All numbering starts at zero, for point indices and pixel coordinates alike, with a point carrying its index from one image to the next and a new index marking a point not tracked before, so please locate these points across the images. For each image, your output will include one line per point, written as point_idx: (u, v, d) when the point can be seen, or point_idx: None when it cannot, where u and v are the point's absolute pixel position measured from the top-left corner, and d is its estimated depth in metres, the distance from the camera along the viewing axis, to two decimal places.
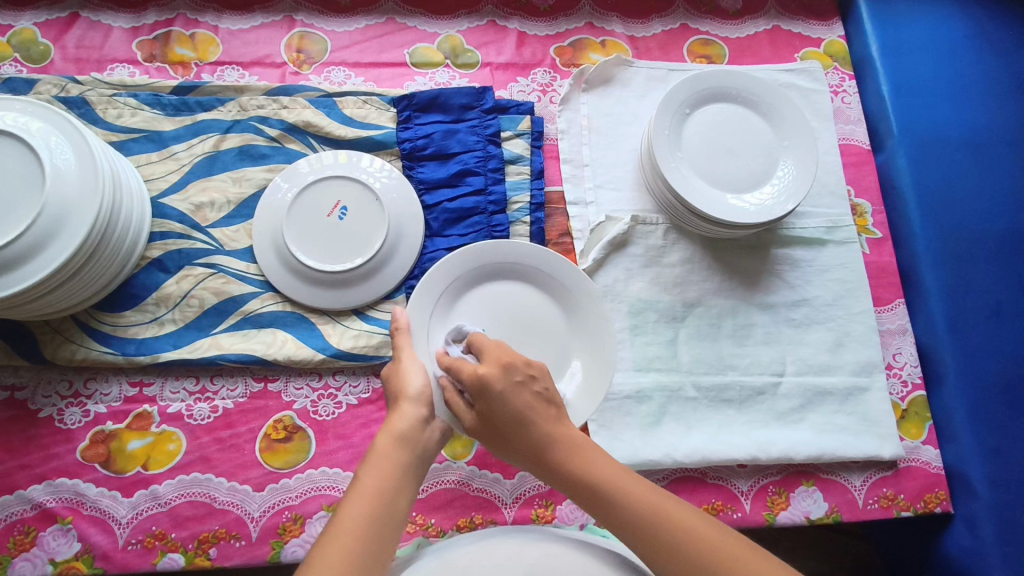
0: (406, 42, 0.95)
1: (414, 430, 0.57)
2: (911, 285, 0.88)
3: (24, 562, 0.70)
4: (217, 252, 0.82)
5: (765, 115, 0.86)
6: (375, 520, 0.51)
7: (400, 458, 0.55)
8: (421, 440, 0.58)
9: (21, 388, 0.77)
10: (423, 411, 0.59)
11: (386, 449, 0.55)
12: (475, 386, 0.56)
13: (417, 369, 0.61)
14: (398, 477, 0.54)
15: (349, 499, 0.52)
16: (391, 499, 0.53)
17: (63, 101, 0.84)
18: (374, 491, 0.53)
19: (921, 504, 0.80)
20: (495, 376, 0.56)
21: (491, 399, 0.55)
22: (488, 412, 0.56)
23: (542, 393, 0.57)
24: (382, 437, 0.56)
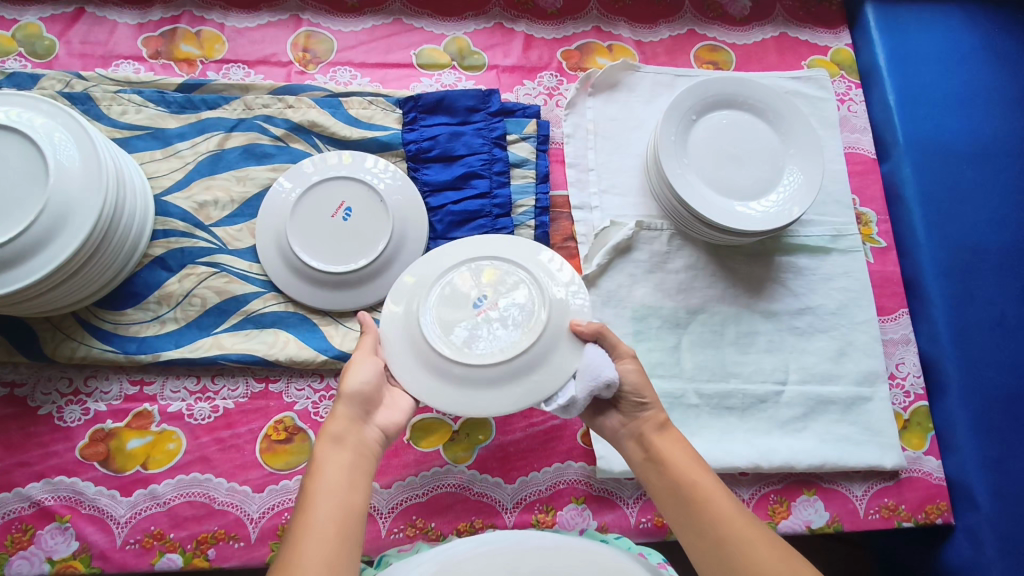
0: (413, 43, 0.95)
1: (349, 429, 0.60)
2: (915, 294, 0.88)
3: (21, 560, 0.70)
4: (220, 250, 0.81)
5: (772, 123, 0.86)
6: (330, 517, 0.52)
7: (344, 457, 0.57)
8: (358, 438, 0.59)
9: (21, 385, 0.76)
10: (358, 411, 0.61)
11: (326, 452, 0.57)
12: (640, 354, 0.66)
13: (365, 369, 0.63)
14: (347, 473, 0.56)
15: (301, 508, 0.53)
16: (345, 497, 0.54)
17: (67, 97, 0.83)
18: (324, 493, 0.54)
19: (923, 515, 0.79)
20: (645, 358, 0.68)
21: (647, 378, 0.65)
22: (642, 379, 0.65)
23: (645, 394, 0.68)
24: (320, 442, 0.58)
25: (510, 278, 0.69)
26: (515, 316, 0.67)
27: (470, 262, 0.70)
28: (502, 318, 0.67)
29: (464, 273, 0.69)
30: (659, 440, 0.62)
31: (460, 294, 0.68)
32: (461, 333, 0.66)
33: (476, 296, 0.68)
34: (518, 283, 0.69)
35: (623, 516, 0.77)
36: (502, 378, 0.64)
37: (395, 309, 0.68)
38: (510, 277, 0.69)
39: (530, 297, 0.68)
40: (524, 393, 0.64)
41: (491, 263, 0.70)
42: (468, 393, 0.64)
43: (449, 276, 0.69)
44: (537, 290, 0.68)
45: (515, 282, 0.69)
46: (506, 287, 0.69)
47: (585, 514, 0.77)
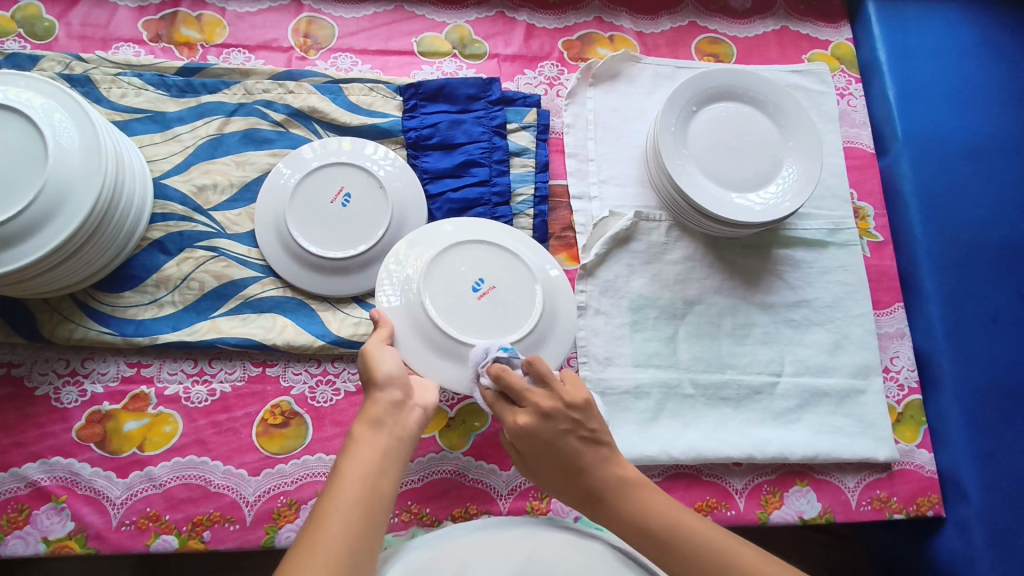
0: (414, 30, 0.95)
1: (388, 412, 0.58)
2: (911, 289, 0.89)
3: (17, 540, 0.70)
4: (219, 235, 0.81)
5: (772, 115, 0.86)
6: (356, 504, 0.51)
7: (378, 441, 0.56)
8: (396, 421, 0.58)
9: (18, 365, 0.76)
10: (395, 394, 0.60)
11: (362, 434, 0.56)
12: (522, 435, 0.60)
13: (390, 356, 0.62)
14: (379, 459, 0.55)
15: (335, 484, 0.53)
16: (374, 483, 0.53)
17: (66, 79, 0.83)
18: (357, 475, 0.53)
19: (914, 507, 0.80)
20: (538, 426, 0.59)
21: (538, 446, 0.60)
22: (542, 458, 0.60)
23: (589, 436, 0.60)
24: (358, 423, 0.57)
25: (498, 260, 0.71)
26: (512, 296, 0.70)
27: (458, 247, 0.71)
28: (501, 300, 0.70)
29: (454, 258, 0.70)
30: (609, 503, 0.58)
31: (458, 278, 0.70)
32: (465, 315, 0.69)
33: (473, 279, 0.70)
34: (507, 264, 0.71)
35: None
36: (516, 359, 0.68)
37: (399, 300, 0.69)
38: (496, 258, 0.71)
39: (520, 278, 0.71)
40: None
41: (482, 247, 0.72)
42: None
43: (441, 263, 0.70)
44: (526, 272, 0.71)
45: (507, 265, 0.71)
46: (500, 270, 0.71)
47: None
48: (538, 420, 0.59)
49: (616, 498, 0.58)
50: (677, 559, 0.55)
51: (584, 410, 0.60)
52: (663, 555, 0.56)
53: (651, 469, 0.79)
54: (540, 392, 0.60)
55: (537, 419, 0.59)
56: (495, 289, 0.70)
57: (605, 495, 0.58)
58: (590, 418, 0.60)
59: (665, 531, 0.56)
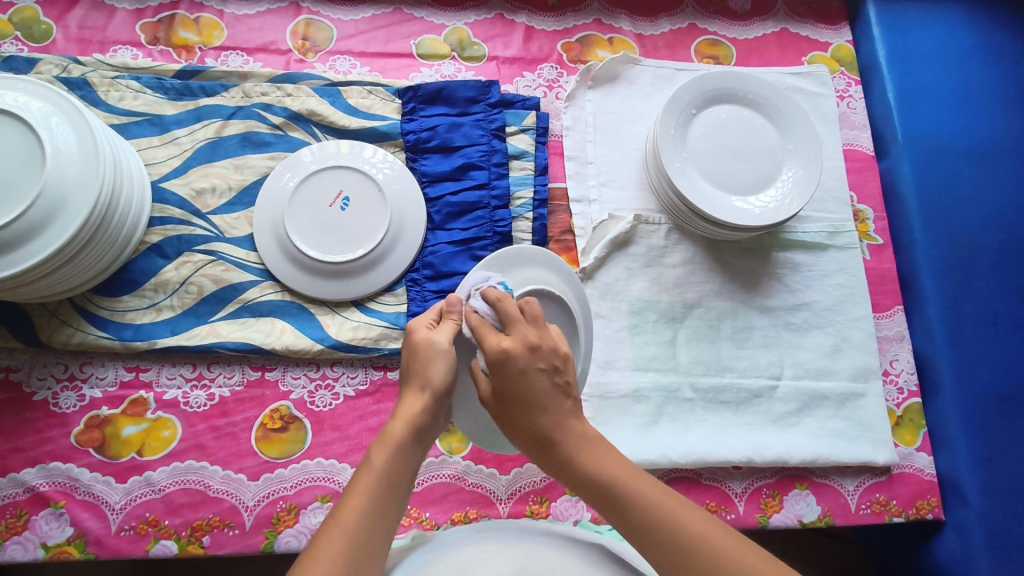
0: (413, 33, 0.94)
1: (429, 422, 0.55)
2: (911, 292, 0.89)
3: (16, 545, 0.70)
4: (217, 239, 0.81)
5: (772, 118, 0.86)
6: (381, 512, 0.49)
7: (412, 454, 0.54)
8: (429, 433, 0.56)
9: (16, 370, 0.76)
10: (438, 407, 0.56)
11: (401, 440, 0.53)
12: (497, 360, 0.52)
13: (444, 365, 0.55)
14: (409, 472, 0.53)
15: (358, 484, 0.50)
16: (399, 495, 0.52)
17: (64, 82, 0.83)
18: (386, 482, 0.51)
19: (913, 511, 0.80)
20: (520, 357, 0.53)
21: (511, 376, 0.53)
22: (506, 388, 0.53)
23: (564, 385, 0.55)
24: (398, 421, 0.54)
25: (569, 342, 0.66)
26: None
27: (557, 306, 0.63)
28: None
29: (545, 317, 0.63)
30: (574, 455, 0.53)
31: None
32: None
33: None
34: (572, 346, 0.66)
35: None
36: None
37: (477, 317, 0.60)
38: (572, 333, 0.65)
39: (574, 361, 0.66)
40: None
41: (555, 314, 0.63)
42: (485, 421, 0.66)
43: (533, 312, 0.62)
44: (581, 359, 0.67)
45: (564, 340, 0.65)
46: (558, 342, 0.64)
47: (579, 505, 0.77)
48: (522, 350, 0.53)
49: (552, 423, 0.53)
50: (599, 495, 0.52)
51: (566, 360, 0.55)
52: (612, 513, 0.52)
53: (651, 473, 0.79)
54: (527, 327, 0.54)
55: (518, 347, 0.53)
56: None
57: (558, 443, 0.53)
58: (564, 363, 0.55)
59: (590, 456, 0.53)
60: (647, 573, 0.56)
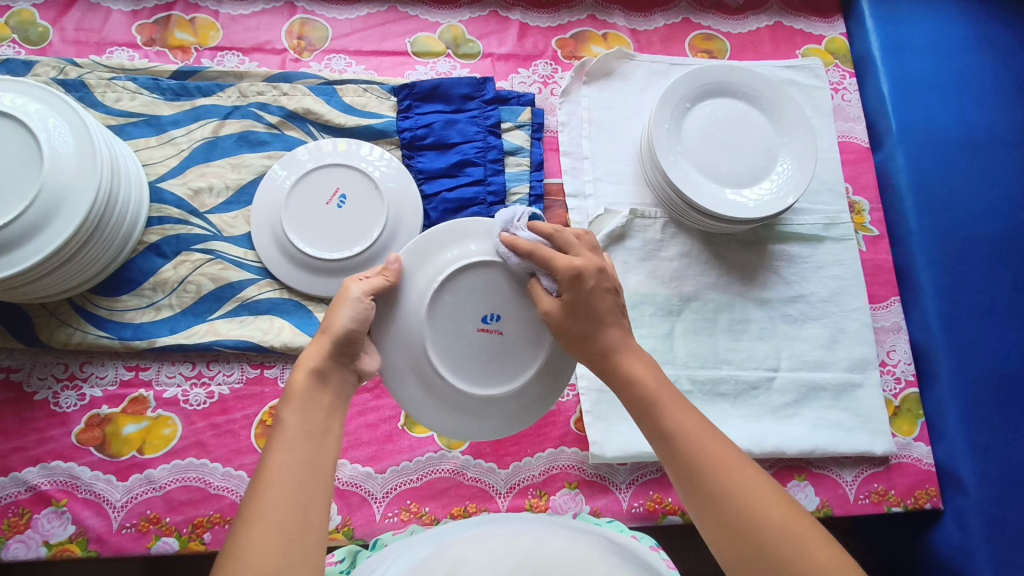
0: (408, 31, 0.95)
1: (332, 368, 0.54)
2: (907, 283, 0.89)
3: (18, 544, 0.70)
4: (216, 237, 0.82)
5: (766, 111, 0.86)
6: (307, 461, 0.47)
7: (323, 399, 0.52)
8: (338, 380, 0.54)
9: (17, 370, 0.77)
10: (341, 354, 0.55)
11: (305, 389, 0.51)
12: (571, 275, 0.56)
13: (348, 310, 0.55)
14: (323, 415, 0.51)
15: (275, 446, 0.47)
16: (319, 440, 0.49)
17: (61, 84, 0.83)
18: (299, 433, 0.49)
19: (911, 500, 0.80)
20: (589, 273, 0.56)
21: (582, 290, 0.56)
22: (579, 304, 0.56)
23: (620, 305, 0.59)
24: (298, 373, 0.52)
25: (531, 318, 0.61)
26: (507, 354, 0.61)
27: (505, 273, 0.60)
28: (494, 349, 0.61)
29: (492, 285, 0.60)
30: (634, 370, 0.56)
31: (474, 301, 0.60)
32: (453, 344, 0.61)
33: (487, 312, 0.60)
34: (530, 319, 0.61)
35: (615, 501, 0.78)
36: (491, 409, 0.63)
37: (418, 285, 0.60)
38: (528, 300, 0.60)
39: (536, 336, 0.61)
40: (499, 421, 0.64)
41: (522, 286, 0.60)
42: (437, 400, 0.62)
43: (479, 278, 0.60)
44: (543, 338, 0.62)
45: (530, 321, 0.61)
46: (520, 319, 0.61)
47: (578, 498, 0.77)
48: (591, 270, 0.57)
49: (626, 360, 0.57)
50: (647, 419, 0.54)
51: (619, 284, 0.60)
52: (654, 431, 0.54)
53: (650, 466, 0.80)
54: (590, 254, 0.59)
55: (587, 266, 0.57)
56: (501, 335, 0.61)
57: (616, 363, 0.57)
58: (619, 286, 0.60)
59: (658, 408, 0.53)
60: (654, 564, 0.55)
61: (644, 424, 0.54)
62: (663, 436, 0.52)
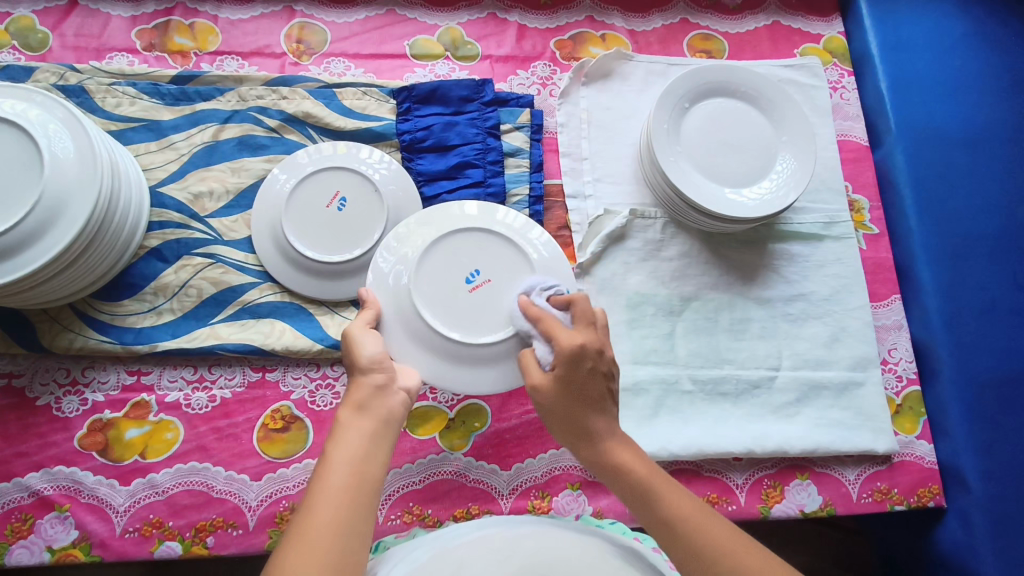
0: (407, 34, 0.95)
1: (372, 396, 0.56)
2: (908, 281, 0.89)
3: (21, 549, 0.70)
4: (216, 241, 0.82)
5: (765, 110, 0.86)
6: (350, 490, 0.48)
7: (365, 426, 0.53)
8: (382, 405, 0.56)
9: (19, 375, 0.77)
10: (378, 378, 0.57)
11: (347, 419, 0.54)
12: (570, 352, 0.57)
13: (371, 340, 0.60)
14: (366, 441, 0.52)
15: (320, 473, 0.49)
16: (362, 466, 0.50)
17: (61, 90, 0.83)
18: (345, 460, 0.50)
19: (915, 498, 0.80)
20: (588, 354, 0.57)
21: (578, 372, 0.57)
22: (573, 382, 0.57)
23: (611, 391, 0.59)
24: (343, 407, 0.55)
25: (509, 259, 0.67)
26: (504, 297, 0.66)
27: (464, 235, 0.68)
28: (494, 296, 0.66)
29: (456, 248, 0.67)
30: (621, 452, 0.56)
31: (450, 271, 0.67)
32: (453, 312, 0.66)
33: (465, 272, 0.67)
34: (509, 262, 0.67)
35: (618, 501, 0.78)
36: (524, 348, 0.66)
37: (393, 283, 0.66)
38: (490, 245, 0.68)
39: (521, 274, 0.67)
40: None
41: (477, 236, 0.68)
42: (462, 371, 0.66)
43: (442, 248, 0.67)
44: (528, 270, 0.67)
45: (503, 256, 0.68)
46: (494, 261, 0.67)
47: (580, 499, 0.77)
48: (592, 349, 0.57)
49: (609, 448, 0.56)
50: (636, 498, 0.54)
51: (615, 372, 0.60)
52: (643, 511, 0.53)
53: None
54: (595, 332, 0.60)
55: (588, 348, 0.57)
56: (490, 283, 0.67)
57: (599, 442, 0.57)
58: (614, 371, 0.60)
59: (647, 491, 0.53)
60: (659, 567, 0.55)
61: (640, 510, 0.54)
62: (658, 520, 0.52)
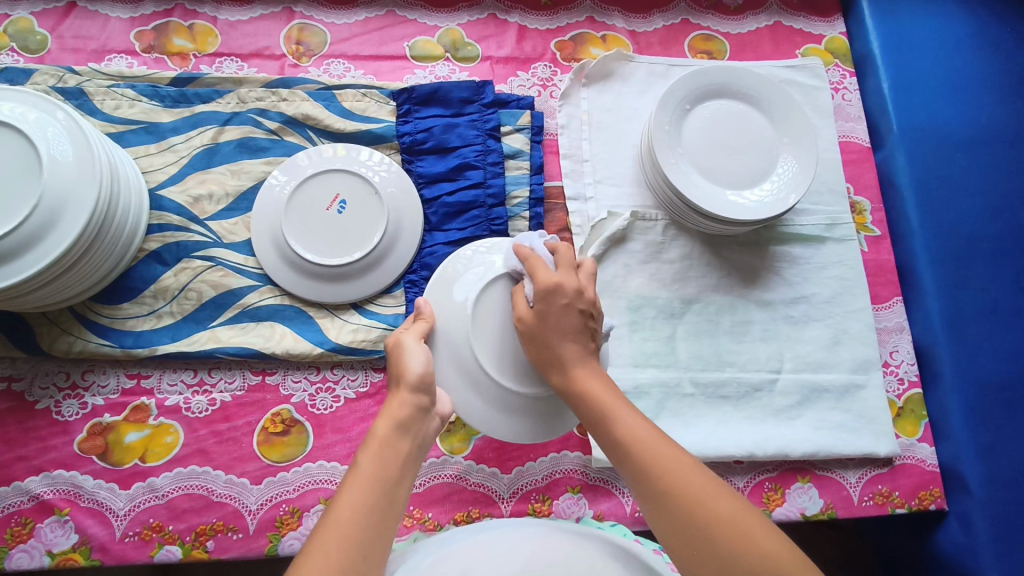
0: (407, 35, 0.94)
1: (414, 417, 0.55)
2: (910, 283, 0.89)
3: (21, 553, 0.70)
4: (216, 244, 0.81)
5: (766, 112, 0.86)
6: (377, 507, 0.48)
7: (401, 447, 0.53)
8: (420, 429, 0.55)
9: (18, 379, 0.77)
10: (423, 399, 0.56)
11: (386, 435, 0.53)
12: (549, 287, 0.59)
13: (422, 355, 0.58)
14: (401, 463, 0.52)
15: (348, 486, 0.49)
16: (392, 488, 0.50)
17: (60, 92, 0.83)
18: (376, 478, 0.50)
19: (916, 502, 0.80)
20: (561, 298, 0.59)
21: (557, 307, 0.59)
22: (549, 314, 0.59)
23: (592, 328, 0.61)
24: (383, 420, 0.54)
25: None
26: None
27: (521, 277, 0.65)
28: None
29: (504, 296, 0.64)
30: (581, 374, 0.59)
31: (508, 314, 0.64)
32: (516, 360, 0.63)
33: None
34: None
35: (619, 504, 0.78)
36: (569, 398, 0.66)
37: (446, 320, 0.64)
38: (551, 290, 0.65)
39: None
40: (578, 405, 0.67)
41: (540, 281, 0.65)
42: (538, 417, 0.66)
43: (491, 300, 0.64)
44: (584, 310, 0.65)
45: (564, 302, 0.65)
46: None
47: (581, 502, 0.77)
48: (569, 288, 0.60)
49: (574, 377, 0.59)
50: (588, 412, 0.58)
51: (598, 309, 0.62)
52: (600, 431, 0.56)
53: None
54: (578, 276, 0.62)
55: (563, 292, 0.60)
56: None
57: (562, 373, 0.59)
58: (596, 310, 0.62)
59: (607, 420, 0.56)
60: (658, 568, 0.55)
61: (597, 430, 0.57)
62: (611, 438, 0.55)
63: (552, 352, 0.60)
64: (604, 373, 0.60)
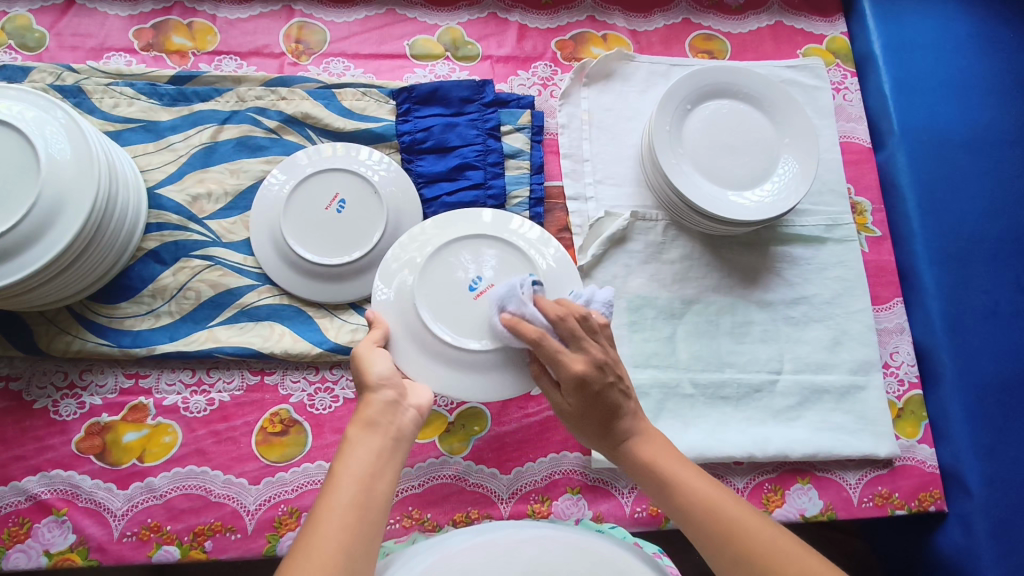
0: (407, 34, 0.94)
1: (381, 412, 0.55)
2: (911, 284, 0.88)
3: (18, 553, 0.70)
4: (214, 244, 0.81)
5: (767, 112, 0.86)
6: (355, 507, 0.48)
7: (375, 442, 0.53)
8: (392, 421, 0.55)
9: (16, 379, 0.76)
10: (389, 394, 0.57)
11: (357, 435, 0.53)
12: (575, 384, 0.57)
13: (382, 358, 0.60)
14: (375, 459, 0.52)
15: (327, 489, 0.49)
16: (370, 483, 0.50)
17: (58, 90, 0.83)
18: (352, 477, 0.50)
19: (916, 503, 0.80)
20: (592, 375, 0.57)
21: (587, 396, 0.58)
22: (585, 408, 0.59)
23: (626, 390, 0.60)
24: (353, 423, 0.54)
25: (501, 253, 0.69)
26: None
27: (465, 240, 0.69)
28: None
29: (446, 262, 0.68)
30: (643, 447, 0.59)
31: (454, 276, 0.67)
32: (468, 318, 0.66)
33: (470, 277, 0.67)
34: (505, 258, 0.69)
35: (618, 505, 0.77)
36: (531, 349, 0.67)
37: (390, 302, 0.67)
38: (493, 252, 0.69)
39: (509, 262, 0.69)
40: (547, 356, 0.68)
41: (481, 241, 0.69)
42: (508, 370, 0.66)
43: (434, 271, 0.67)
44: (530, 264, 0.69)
45: (507, 260, 0.69)
46: (500, 266, 0.68)
47: (580, 503, 0.77)
48: (593, 372, 0.57)
49: (638, 449, 0.59)
50: (650, 479, 0.58)
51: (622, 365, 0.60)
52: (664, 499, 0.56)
53: None
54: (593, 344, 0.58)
55: (591, 370, 0.57)
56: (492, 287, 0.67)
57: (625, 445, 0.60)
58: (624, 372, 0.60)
59: (673, 485, 0.56)
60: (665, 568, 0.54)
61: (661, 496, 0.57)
62: (679, 502, 0.55)
63: (601, 425, 0.60)
64: (662, 435, 0.61)
